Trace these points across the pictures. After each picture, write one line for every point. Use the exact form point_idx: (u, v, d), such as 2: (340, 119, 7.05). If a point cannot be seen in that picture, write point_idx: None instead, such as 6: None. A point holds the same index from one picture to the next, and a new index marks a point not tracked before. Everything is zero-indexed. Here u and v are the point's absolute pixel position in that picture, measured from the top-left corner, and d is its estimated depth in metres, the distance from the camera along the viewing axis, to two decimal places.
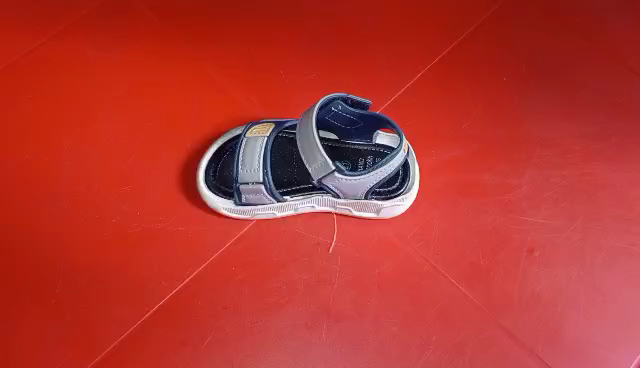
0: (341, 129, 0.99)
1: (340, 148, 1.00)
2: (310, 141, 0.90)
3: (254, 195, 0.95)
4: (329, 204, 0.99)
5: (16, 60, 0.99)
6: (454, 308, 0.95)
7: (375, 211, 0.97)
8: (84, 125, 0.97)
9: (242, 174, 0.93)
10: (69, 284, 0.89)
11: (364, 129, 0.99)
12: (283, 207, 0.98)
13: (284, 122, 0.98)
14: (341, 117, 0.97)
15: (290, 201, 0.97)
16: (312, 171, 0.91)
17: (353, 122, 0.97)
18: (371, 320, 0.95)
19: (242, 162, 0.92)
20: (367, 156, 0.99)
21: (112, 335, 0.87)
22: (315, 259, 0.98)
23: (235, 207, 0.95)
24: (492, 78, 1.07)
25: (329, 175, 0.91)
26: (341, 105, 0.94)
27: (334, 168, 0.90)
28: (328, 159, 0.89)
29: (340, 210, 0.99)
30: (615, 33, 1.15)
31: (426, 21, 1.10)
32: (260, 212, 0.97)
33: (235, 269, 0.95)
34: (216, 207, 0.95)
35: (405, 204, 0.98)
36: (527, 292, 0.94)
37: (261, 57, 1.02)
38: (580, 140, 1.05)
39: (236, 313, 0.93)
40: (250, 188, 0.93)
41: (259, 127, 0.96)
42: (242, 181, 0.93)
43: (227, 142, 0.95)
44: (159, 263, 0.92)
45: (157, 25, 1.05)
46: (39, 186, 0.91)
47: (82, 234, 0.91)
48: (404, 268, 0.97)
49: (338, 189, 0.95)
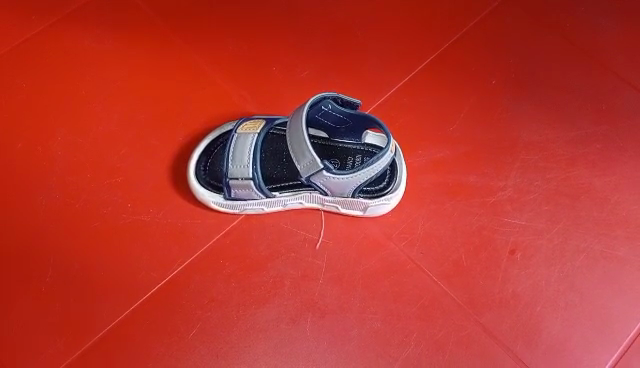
0: (331, 127, 1.01)
1: (329, 146, 1.01)
2: (299, 139, 0.92)
3: (243, 190, 0.98)
4: (317, 201, 1.01)
5: (24, 64, 1.10)
6: (434, 306, 0.99)
7: (362, 209, 0.99)
8: (80, 121, 1.08)
9: (232, 169, 0.97)
10: (60, 271, 0.98)
11: (354, 128, 1.00)
12: (272, 203, 1.00)
13: (274, 120, 1.01)
14: (330, 116, 0.98)
15: (279, 197, 1.00)
16: (301, 168, 0.94)
17: (342, 121, 0.98)
18: (356, 316, 0.98)
19: (232, 158, 0.97)
20: (356, 155, 1.01)
21: (102, 322, 0.95)
22: (301, 255, 1.01)
23: (224, 201, 1.00)
24: (480, 86, 1.17)
25: (317, 172, 0.93)
26: (331, 105, 0.95)
27: (322, 166, 0.92)
28: (315, 157, 0.91)
29: (328, 207, 1.02)
30: (606, 39, 1.22)
31: (420, 31, 1.21)
32: (250, 207, 1.01)
33: (224, 262, 1.00)
34: (205, 201, 1.01)
35: (390, 203, 1.01)
36: (501, 289, 1.02)
37: (260, 65, 1.15)
38: (564, 148, 1.13)
39: (224, 305, 0.97)
40: (239, 183, 0.97)
41: (249, 125, 1.00)
42: (231, 176, 0.97)
43: (218, 138, 1.05)
44: (149, 254, 0.99)
45: (160, 30, 1.16)
46: (35, 179, 1.03)
47: (74, 224, 1.01)
48: (389, 266, 1.02)
49: (326, 186, 0.97)
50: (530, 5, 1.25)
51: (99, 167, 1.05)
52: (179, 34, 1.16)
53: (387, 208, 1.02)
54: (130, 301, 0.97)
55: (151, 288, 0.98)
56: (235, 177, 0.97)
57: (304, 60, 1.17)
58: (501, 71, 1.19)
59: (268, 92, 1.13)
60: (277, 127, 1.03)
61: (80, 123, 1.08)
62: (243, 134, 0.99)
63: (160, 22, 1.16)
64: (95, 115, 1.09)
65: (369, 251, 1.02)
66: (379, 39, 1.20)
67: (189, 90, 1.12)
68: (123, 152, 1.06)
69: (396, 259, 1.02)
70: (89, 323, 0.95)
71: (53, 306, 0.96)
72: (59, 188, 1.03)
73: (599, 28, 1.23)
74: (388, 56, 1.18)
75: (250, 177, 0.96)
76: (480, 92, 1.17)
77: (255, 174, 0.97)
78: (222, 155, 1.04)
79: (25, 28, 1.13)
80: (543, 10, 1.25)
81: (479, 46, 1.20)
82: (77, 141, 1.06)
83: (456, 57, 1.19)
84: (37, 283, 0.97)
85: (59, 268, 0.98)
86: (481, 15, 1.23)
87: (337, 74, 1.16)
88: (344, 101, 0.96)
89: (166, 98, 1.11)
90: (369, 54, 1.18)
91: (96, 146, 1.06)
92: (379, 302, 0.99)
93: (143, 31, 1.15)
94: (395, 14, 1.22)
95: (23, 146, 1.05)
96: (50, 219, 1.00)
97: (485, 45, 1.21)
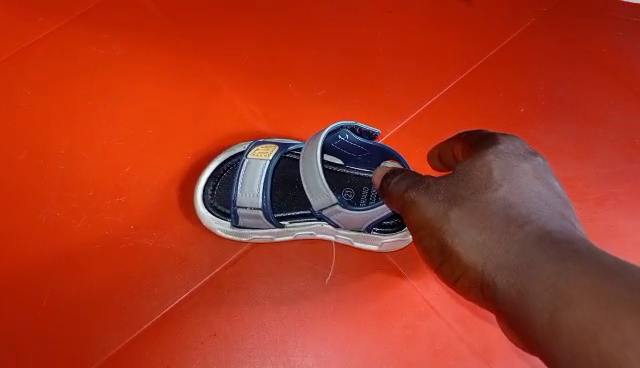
0: (347, 156, 0.95)
1: (344, 175, 0.96)
2: (313, 172, 0.87)
3: (251, 219, 0.94)
4: (329, 233, 0.96)
5: (28, 70, 1.05)
6: (448, 350, 0.94)
7: (376, 245, 0.94)
8: (84, 134, 1.03)
9: (240, 197, 0.92)
10: (56, 294, 0.93)
11: (371, 159, 0.94)
12: (281, 232, 0.96)
13: (288, 145, 0.96)
14: (347, 146, 0.93)
15: (289, 227, 0.95)
16: (314, 202, 0.89)
17: (359, 151, 0.93)
18: (364, 358, 0.93)
19: (242, 185, 0.91)
20: (373, 186, 0.95)
21: (98, 352, 0.90)
22: (310, 288, 0.96)
23: (231, 228, 0.96)
24: (506, 112, 1.11)
25: (331, 206, 0.89)
26: (348, 135, 0.90)
27: (336, 202, 0.87)
28: (330, 191, 0.86)
29: (341, 239, 0.97)
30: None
31: (444, 51, 1.15)
32: (258, 235, 0.96)
33: (228, 293, 0.95)
34: (211, 227, 0.97)
35: (406, 239, 0.96)
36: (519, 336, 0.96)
37: (275, 80, 1.10)
38: (594, 185, 1.07)
39: (225, 339, 0.93)
40: (247, 211, 0.93)
41: (261, 150, 0.95)
42: (240, 204, 0.92)
43: (228, 160, 1.00)
44: (150, 280, 0.95)
45: (172, 38, 1.10)
46: (34, 195, 0.98)
47: (73, 244, 0.96)
48: (402, 305, 0.96)
49: (340, 221, 0.92)
50: (561, 30, 1.19)
51: (101, 184, 1.00)
52: (192, 44, 1.10)
53: (403, 243, 0.97)
54: (126, 330, 0.92)
55: (149, 317, 0.93)
56: (244, 205, 0.92)
57: (322, 77, 1.11)
58: (528, 98, 1.13)
59: (283, 111, 1.08)
60: (290, 153, 0.97)
61: (85, 136, 1.03)
62: (254, 159, 0.94)
63: (173, 32, 1.11)
64: (99, 128, 1.03)
65: (381, 287, 0.97)
66: (402, 57, 1.14)
67: (200, 107, 1.07)
68: (128, 170, 1.01)
69: (410, 298, 0.97)
70: (84, 352, 0.90)
71: (47, 332, 0.91)
72: (59, 205, 0.98)
73: (634, 58, 1.17)
74: (411, 76, 1.13)
75: (260, 206, 0.91)
76: (505, 119, 1.11)
77: (265, 204, 0.92)
78: (230, 179, 0.99)
79: (30, 31, 1.07)
80: (575, 36, 1.18)
81: (506, 71, 1.15)
82: (80, 155, 1.01)
83: (481, 82, 1.14)
84: (31, 306, 0.92)
85: (55, 290, 0.93)
86: (509, 37, 1.17)
87: (355, 95, 1.10)
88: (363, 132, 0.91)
89: (175, 113, 1.06)
90: (391, 73, 1.13)
91: (99, 162, 1.01)
92: (388, 344, 0.94)
93: (154, 41, 1.10)
94: (420, 30, 1.16)
95: (24, 158, 1.00)
96: (48, 237, 0.96)
97: (512, 70, 1.15)
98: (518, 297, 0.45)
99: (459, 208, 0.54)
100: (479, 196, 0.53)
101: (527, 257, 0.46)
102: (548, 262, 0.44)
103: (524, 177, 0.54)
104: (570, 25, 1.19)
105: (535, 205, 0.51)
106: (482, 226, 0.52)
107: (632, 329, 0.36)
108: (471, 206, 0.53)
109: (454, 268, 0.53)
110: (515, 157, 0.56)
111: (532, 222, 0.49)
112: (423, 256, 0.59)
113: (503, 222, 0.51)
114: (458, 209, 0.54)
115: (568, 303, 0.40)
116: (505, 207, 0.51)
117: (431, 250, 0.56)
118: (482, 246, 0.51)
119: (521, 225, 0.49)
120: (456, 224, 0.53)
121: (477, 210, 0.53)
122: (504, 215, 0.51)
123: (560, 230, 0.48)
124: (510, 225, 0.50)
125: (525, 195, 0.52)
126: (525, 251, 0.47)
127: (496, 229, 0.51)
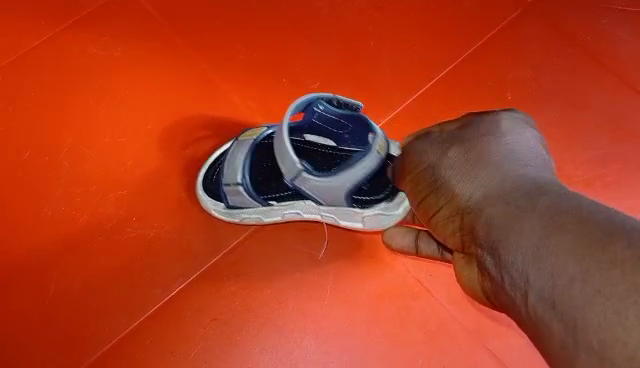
0: (334, 134, 0.93)
1: (334, 156, 0.94)
2: (279, 140, 0.88)
3: (238, 197, 0.96)
4: (314, 212, 0.97)
5: (30, 69, 1.09)
6: (441, 329, 0.98)
7: (359, 221, 0.95)
8: (86, 130, 1.06)
9: (226, 175, 0.96)
10: (62, 285, 0.97)
11: (358, 134, 0.92)
12: (269, 212, 0.98)
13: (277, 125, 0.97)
14: (327, 120, 0.91)
15: (275, 206, 0.97)
16: (284, 171, 0.89)
17: (344, 126, 0.91)
18: (361, 338, 0.97)
19: (227, 163, 0.95)
20: None
21: (104, 339, 0.94)
22: (306, 273, 1.00)
23: (225, 210, 0.99)
24: (495, 99, 1.15)
25: (298, 175, 0.88)
26: (323, 105, 0.89)
27: (301, 168, 0.87)
28: (294, 157, 0.86)
29: (326, 218, 0.98)
30: (624, 51, 1.20)
31: (434, 41, 1.19)
32: (247, 216, 0.99)
33: (228, 279, 0.99)
34: (208, 209, 1.01)
35: (390, 215, 0.93)
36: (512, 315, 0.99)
37: (270, 73, 1.13)
38: (581, 167, 1.10)
39: (226, 323, 0.96)
40: (233, 189, 0.96)
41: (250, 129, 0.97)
42: (226, 182, 0.96)
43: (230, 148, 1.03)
44: (153, 268, 0.98)
45: (169, 35, 1.14)
46: (39, 190, 1.02)
47: (78, 236, 0.99)
48: (396, 287, 1.00)
49: (314, 192, 0.91)
50: (549, 19, 1.22)
51: (104, 179, 1.04)
52: (189, 41, 1.14)
53: (391, 219, 0.95)
54: (131, 317, 0.95)
55: (152, 304, 0.96)
56: (229, 183, 0.95)
57: (315, 69, 1.14)
58: (516, 84, 1.16)
59: (278, 103, 1.11)
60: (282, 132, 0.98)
61: (86, 133, 1.06)
62: (242, 138, 0.97)
63: (170, 31, 1.14)
64: (101, 125, 1.07)
65: (374, 271, 1.00)
66: (392, 48, 1.17)
67: (197, 100, 1.10)
68: (129, 164, 1.05)
69: (404, 280, 1.00)
70: (90, 339, 0.94)
71: (54, 320, 0.95)
72: (64, 199, 1.01)
73: (619, 45, 1.20)
74: (401, 67, 1.16)
75: (239, 182, 0.94)
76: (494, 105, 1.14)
77: (244, 179, 0.94)
78: None
79: (32, 33, 1.11)
80: (562, 24, 1.21)
81: (494, 59, 1.18)
82: (83, 151, 1.05)
83: (471, 71, 1.17)
84: (38, 296, 0.96)
85: (61, 281, 0.97)
86: (498, 28, 1.20)
87: (347, 86, 1.14)
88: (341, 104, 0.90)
89: (174, 108, 1.10)
90: (382, 64, 1.16)
91: (102, 157, 1.05)
92: (384, 325, 0.97)
93: (152, 39, 1.13)
94: (410, 22, 1.20)
95: (28, 156, 1.04)
96: (53, 230, 0.99)
97: (501, 60, 1.18)
98: (497, 213, 0.50)
99: (458, 145, 0.61)
100: (482, 138, 0.59)
101: (517, 192, 0.49)
102: (539, 196, 0.46)
103: (525, 132, 0.59)
104: (556, 13, 1.22)
105: (525, 151, 0.56)
106: (473, 160, 0.58)
107: (611, 249, 0.38)
108: (473, 155, 0.58)
109: (443, 197, 0.61)
110: (524, 124, 0.61)
111: (522, 162, 0.54)
112: (414, 194, 0.68)
113: (493, 160, 0.56)
114: (455, 148, 0.62)
115: (560, 229, 0.42)
116: (502, 147, 0.57)
117: (426, 182, 0.64)
118: (466, 178, 0.58)
119: (512, 162, 0.55)
120: (452, 157, 0.61)
121: (472, 152, 0.59)
122: (495, 153, 0.57)
123: (544, 169, 0.54)
124: (498, 161, 0.56)
125: (525, 152, 0.56)
126: (516, 181, 0.51)
127: (486, 161, 0.56)
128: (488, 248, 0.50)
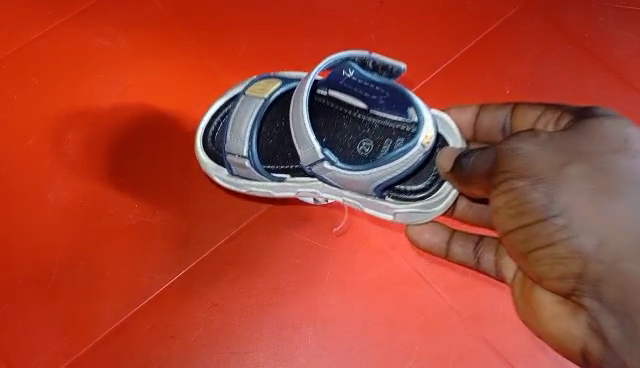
0: (366, 98, 0.94)
1: (363, 120, 0.96)
2: (299, 121, 0.87)
3: (243, 169, 0.95)
4: (335, 194, 0.95)
5: (34, 59, 1.10)
6: (437, 318, 0.99)
7: (390, 214, 0.93)
8: (88, 119, 1.08)
9: (229, 144, 0.94)
10: (64, 271, 0.98)
11: (391, 100, 0.92)
12: (280, 188, 0.96)
13: (291, 81, 0.96)
14: (355, 84, 0.91)
15: (289, 183, 0.95)
16: (301, 155, 0.89)
17: (377, 92, 0.91)
18: (357, 325, 0.99)
19: (231, 130, 0.93)
20: (395, 138, 0.94)
21: (104, 324, 0.96)
22: (305, 261, 1.01)
23: (228, 177, 0.98)
24: (493, 92, 1.17)
25: (318, 162, 0.88)
26: (353, 69, 0.88)
27: (322, 157, 0.87)
28: (315, 145, 0.86)
29: (348, 203, 0.95)
30: (623, 48, 1.21)
31: (435, 35, 1.20)
32: (255, 189, 0.98)
33: (227, 267, 1.00)
34: (210, 174, 0.99)
35: (424, 213, 0.92)
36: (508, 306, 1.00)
37: (272, 66, 1.14)
38: None
39: (226, 310, 0.98)
40: (236, 160, 0.94)
41: (260, 86, 0.95)
42: (229, 151, 0.94)
43: (228, 102, 1.01)
44: (154, 255, 1.00)
45: (172, 26, 1.15)
46: (42, 177, 1.03)
47: (80, 223, 1.01)
48: (394, 276, 1.01)
49: (334, 179, 0.91)
50: (548, 15, 1.23)
51: (106, 168, 1.05)
52: (191, 32, 1.15)
53: (428, 217, 0.93)
54: (132, 303, 0.97)
55: (152, 291, 0.98)
56: (232, 154, 0.94)
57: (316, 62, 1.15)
58: (514, 79, 1.18)
59: None
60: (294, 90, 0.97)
61: (89, 122, 1.07)
62: (250, 97, 0.94)
63: (171, 23, 1.15)
64: (103, 114, 1.08)
65: (375, 262, 1.01)
66: (393, 41, 1.19)
67: (199, 91, 1.12)
68: (131, 153, 1.06)
69: (401, 269, 1.01)
70: (91, 325, 0.96)
71: (56, 306, 0.97)
72: (66, 187, 1.03)
73: (619, 41, 1.21)
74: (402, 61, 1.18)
75: (246, 155, 0.93)
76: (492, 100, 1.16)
77: (250, 152, 0.92)
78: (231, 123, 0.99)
79: (35, 23, 1.12)
80: (561, 20, 1.22)
81: (493, 55, 1.19)
82: (85, 139, 1.06)
83: (471, 66, 1.18)
84: (40, 282, 0.98)
85: (62, 267, 0.98)
86: (498, 23, 1.21)
87: None
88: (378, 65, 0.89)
89: (176, 98, 1.11)
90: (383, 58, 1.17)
91: (104, 145, 1.06)
92: (380, 313, 0.99)
93: (154, 30, 1.14)
94: (411, 15, 1.20)
95: (31, 144, 1.05)
96: (56, 218, 1.01)
97: (501, 55, 1.20)
98: None
99: (575, 164, 0.67)
100: (602, 163, 0.66)
101: None
102: None
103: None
104: (556, 9, 1.23)
105: None
106: (598, 190, 0.64)
107: None
108: (599, 189, 0.64)
109: (559, 235, 0.66)
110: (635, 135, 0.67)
111: None
112: (511, 218, 0.72)
113: (619, 195, 0.63)
114: (574, 180, 0.66)
115: None
116: (625, 178, 0.64)
117: (536, 214, 0.68)
118: (591, 227, 0.64)
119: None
120: (572, 178, 0.66)
121: (600, 187, 0.64)
122: (621, 185, 0.64)
123: None
124: (627, 200, 0.63)
125: None
126: None
127: (613, 195, 0.63)
128: (623, 310, 0.63)
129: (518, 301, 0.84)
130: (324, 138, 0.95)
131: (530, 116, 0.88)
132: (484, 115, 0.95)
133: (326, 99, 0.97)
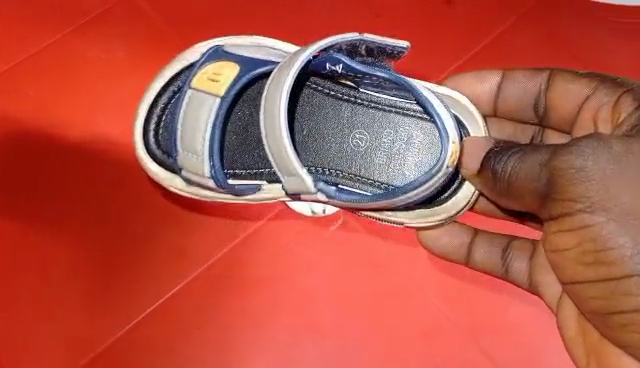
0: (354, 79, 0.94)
1: (351, 102, 0.95)
2: (279, 145, 0.85)
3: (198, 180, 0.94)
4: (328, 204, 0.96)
5: (26, 68, 1.09)
6: (428, 329, 1.03)
7: (401, 223, 0.95)
8: (81, 130, 1.07)
9: (183, 160, 0.93)
10: (63, 286, 1.01)
11: (380, 82, 0.92)
12: (254, 198, 0.97)
13: (248, 70, 0.93)
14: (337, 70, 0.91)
15: (263, 193, 0.96)
16: (286, 185, 0.88)
17: (366, 77, 0.90)
18: (348, 337, 1.02)
19: (183, 146, 0.92)
20: (385, 129, 0.95)
21: (102, 338, 1.00)
22: (298, 275, 1.04)
23: (184, 186, 0.98)
24: None
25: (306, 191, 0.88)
26: (342, 62, 0.88)
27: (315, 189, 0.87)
28: (306, 177, 0.86)
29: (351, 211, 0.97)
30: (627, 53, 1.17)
31: (434, 39, 1.16)
32: (219, 197, 0.98)
33: (223, 281, 1.03)
34: (166, 185, 0.99)
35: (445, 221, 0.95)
36: (498, 317, 1.04)
37: None
38: None
39: (222, 324, 1.02)
40: (196, 175, 0.93)
41: (210, 81, 0.92)
42: (185, 167, 0.93)
43: (163, 91, 0.99)
44: (152, 270, 1.03)
45: (164, 32, 1.12)
46: (39, 192, 1.05)
47: (79, 238, 1.03)
48: (387, 289, 1.04)
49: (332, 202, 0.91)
50: (563, 17, 1.18)
51: (102, 181, 1.05)
52: (184, 38, 1.12)
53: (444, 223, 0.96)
54: (131, 317, 1.01)
55: (149, 306, 1.02)
56: (192, 171, 0.93)
57: None
58: None
59: None
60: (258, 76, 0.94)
61: (83, 133, 1.07)
62: (195, 100, 0.92)
63: (163, 28, 1.12)
64: (96, 125, 1.07)
65: (371, 272, 1.04)
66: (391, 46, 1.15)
67: None
68: (125, 166, 1.06)
69: (395, 282, 1.04)
70: (90, 339, 1.00)
71: (56, 319, 1.00)
72: (64, 201, 1.04)
73: (622, 45, 1.17)
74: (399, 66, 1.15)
75: (207, 175, 0.92)
76: None
77: (213, 170, 0.91)
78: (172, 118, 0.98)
79: (27, 30, 1.11)
80: (566, 21, 1.18)
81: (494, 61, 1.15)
82: (80, 151, 1.06)
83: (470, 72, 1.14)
84: (40, 297, 1.01)
85: (61, 282, 1.01)
86: (502, 26, 1.17)
87: None
88: (372, 48, 0.88)
89: None
90: None
91: (99, 158, 1.06)
92: (372, 325, 1.03)
93: (147, 36, 1.12)
94: (410, 18, 1.16)
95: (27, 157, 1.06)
96: (53, 234, 1.03)
97: (508, 59, 1.15)
98: None
99: None
100: None
101: None
102: None
103: None
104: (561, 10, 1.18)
105: None
106: None
107: None
108: None
109: None
110: None
111: None
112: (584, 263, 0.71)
113: None
114: None
115: None
116: None
117: (623, 267, 0.67)
118: None
119: None
120: None
121: None
122: None
123: None
124: None
125: None
126: None
127: None
128: None
129: (576, 346, 0.84)
130: (303, 130, 0.95)
131: (573, 92, 0.90)
132: (508, 86, 0.96)
133: (316, 81, 0.96)
